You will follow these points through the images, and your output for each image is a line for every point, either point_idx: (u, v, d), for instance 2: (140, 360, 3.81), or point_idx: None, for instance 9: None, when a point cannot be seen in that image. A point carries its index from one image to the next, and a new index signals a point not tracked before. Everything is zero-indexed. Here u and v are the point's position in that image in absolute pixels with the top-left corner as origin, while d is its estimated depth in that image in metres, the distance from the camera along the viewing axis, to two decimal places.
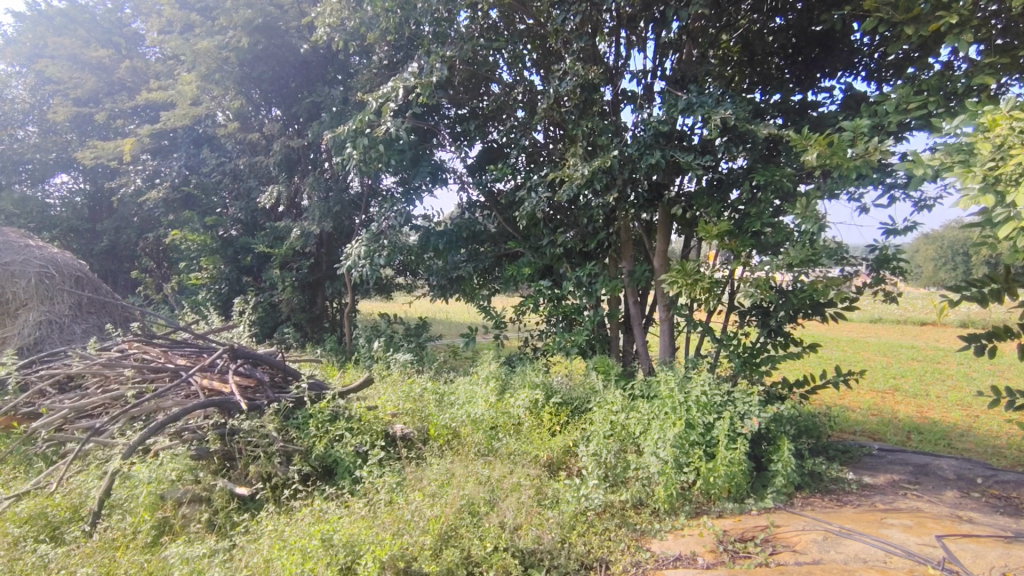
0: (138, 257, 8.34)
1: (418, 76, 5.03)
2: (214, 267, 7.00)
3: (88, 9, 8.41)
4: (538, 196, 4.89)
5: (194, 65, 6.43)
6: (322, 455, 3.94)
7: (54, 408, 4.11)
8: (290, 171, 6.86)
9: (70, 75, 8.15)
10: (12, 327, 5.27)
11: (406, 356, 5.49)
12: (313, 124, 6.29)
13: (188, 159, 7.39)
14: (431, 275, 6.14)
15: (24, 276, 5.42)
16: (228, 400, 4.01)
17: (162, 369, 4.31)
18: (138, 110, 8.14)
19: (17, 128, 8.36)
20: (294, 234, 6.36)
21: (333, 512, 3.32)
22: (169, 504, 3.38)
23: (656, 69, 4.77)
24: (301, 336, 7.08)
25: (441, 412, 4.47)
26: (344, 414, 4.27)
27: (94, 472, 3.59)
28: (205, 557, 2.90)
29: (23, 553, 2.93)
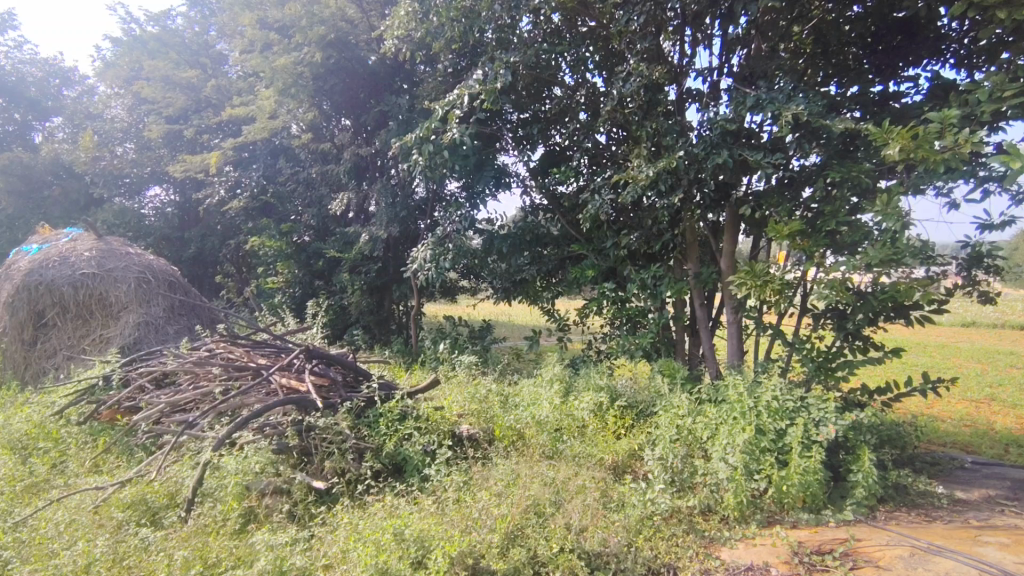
0: (221, 262, 8.75)
1: (483, 83, 5.13)
2: (289, 272, 7.38)
3: (178, 33, 9.18)
4: (602, 198, 4.90)
5: (272, 81, 6.75)
6: (392, 453, 4.08)
7: (152, 403, 4.47)
8: (359, 178, 7.14)
9: (161, 95, 8.59)
10: (115, 327, 5.72)
11: (471, 358, 5.59)
12: (382, 132, 6.54)
13: (266, 169, 7.84)
14: (495, 278, 6.25)
15: (125, 281, 5.88)
16: (305, 399, 4.21)
17: (245, 367, 4.60)
18: (222, 125, 8.61)
19: (116, 146, 9.09)
20: (364, 239, 6.63)
21: (405, 507, 3.44)
22: (253, 495, 3.59)
23: (723, 66, 4.66)
24: (370, 338, 7.34)
25: (506, 414, 4.56)
26: (412, 413, 4.42)
27: (188, 462, 3.86)
28: (287, 545, 3.08)
29: (128, 536, 3.19)
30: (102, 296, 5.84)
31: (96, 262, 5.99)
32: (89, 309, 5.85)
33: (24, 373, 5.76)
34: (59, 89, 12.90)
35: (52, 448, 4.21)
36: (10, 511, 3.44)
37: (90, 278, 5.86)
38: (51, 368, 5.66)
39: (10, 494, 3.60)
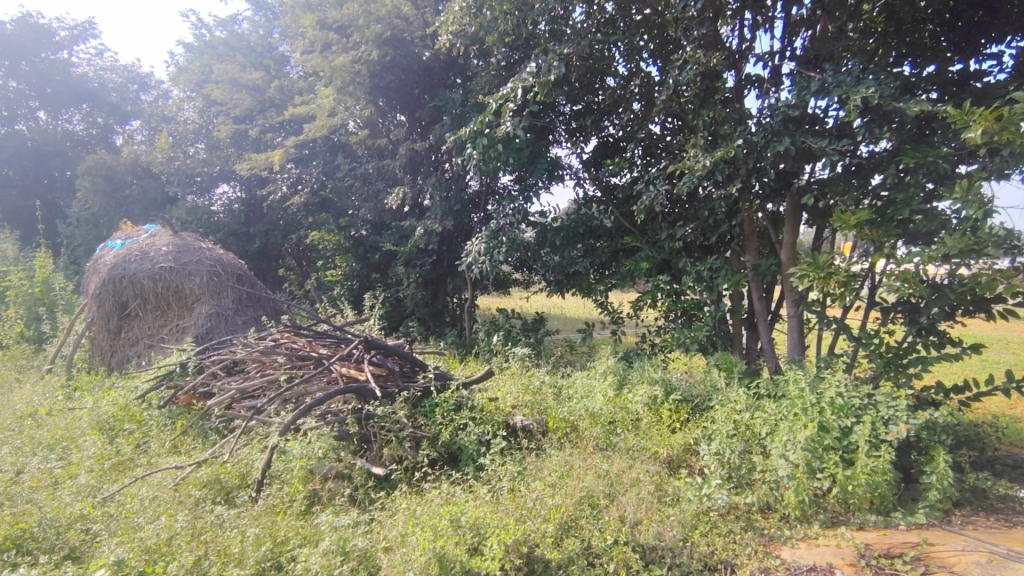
0: (283, 256, 9.13)
1: (536, 76, 5.13)
2: (347, 265, 7.60)
3: (245, 37, 9.59)
4: (656, 189, 4.83)
5: (331, 80, 6.97)
6: (448, 442, 4.17)
7: (225, 389, 4.73)
8: (415, 173, 7.27)
9: (231, 97, 9.06)
10: (189, 318, 6.08)
11: (525, 350, 5.63)
12: (436, 127, 6.64)
13: (325, 166, 8.10)
14: (548, 271, 6.26)
15: (198, 275, 6.23)
16: (365, 387, 4.35)
17: (308, 357, 4.80)
18: (285, 124, 8.95)
19: (189, 146, 9.61)
20: (419, 233, 6.77)
21: (461, 495, 3.52)
22: (317, 478, 3.76)
23: (785, 50, 4.49)
24: (425, 329, 7.50)
25: (560, 405, 4.59)
26: (467, 404, 4.52)
27: (257, 445, 4.07)
28: (349, 527, 3.21)
29: (205, 512, 3.41)
30: (178, 288, 6.20)
31: (172, 257, 6.36)
32: (166, 301, 6.23)
33: (109, 360, 6.18)
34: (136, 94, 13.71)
35: (136, 430, 4.52)
36: (101, 486, 3.73)
37: (167, 271, 6.23)
38: (134, 355, 6.05)
39: (100, 470, 3.90)
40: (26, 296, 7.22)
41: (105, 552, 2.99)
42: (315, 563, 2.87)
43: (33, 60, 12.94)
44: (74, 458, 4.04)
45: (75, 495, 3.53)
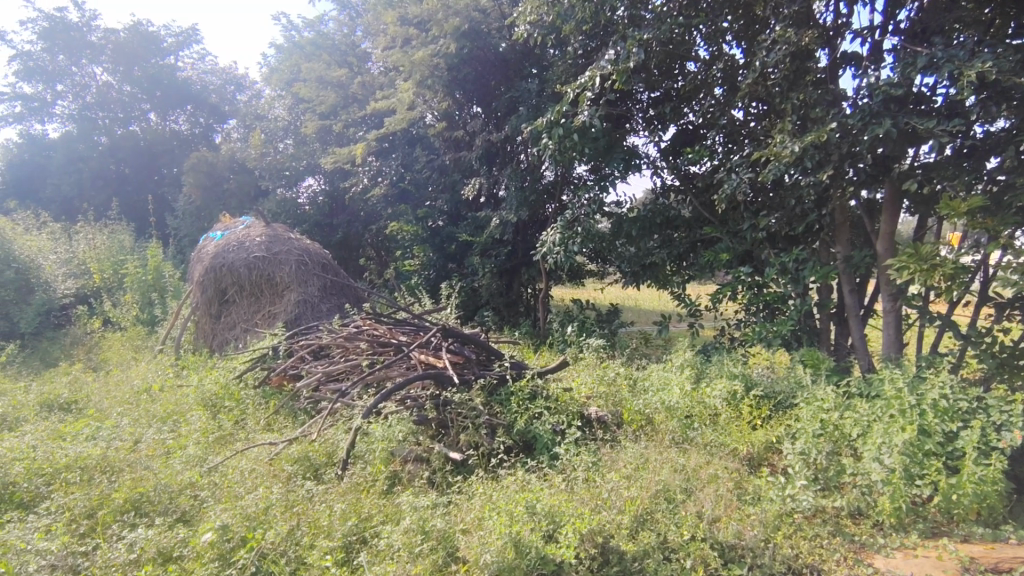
0: (365, 246, 9.54)
1: (614, 63, 5.05)
2: (425, 255, 7.84)
3: (330, 35, 9.95)
4: (739, 178, 4.65)
5: (411, 74, 7.14)
6: (523, 430, 4.23)
7: (313, 372, 5.02)
8: (490, 164, 7.33)
9: (317, 94, 9.44)
10: (280, 304, 6.47)
11: (599, 341, 5.60)
12: (512, 118, 6.67)
13: (404, 158, 8.36)
14: (623, 262, 6.19)
15: (288, 264, 6.61)
16: (443, 374, 4.49)
17: (389, 344, 5.00)
18: (366, 119, 9.25)
19: (279, 142, 10.15)
20: (494, 223, 6.86)
21: (536, 483, 3.58)
22: (397, 460, 3.91)
23: (887, 24, 4.18)
24: (499, 319, 7.61)
25: (635, 398, 4.60)
26: (542, 393, 4.61)
27: (342, 426, 4.28)
28: (429, 508, 3.34)
29: (296, 486, 3.65)
30: (270, 276, 6.61)
31: (265, 247, 6.78)
32: (260, 288, 6.66)
33: (211, 342, 6.68)
34: (234, 95, 14.89)
35: (235, 407, 4.87)
36: (206, 458, 4.06)
37: (260, 260, 6.66)
38: (232, 338, 6.50)
39: (206, 443, 4.24)
40: (140, 282, 7.92)
41: (212, 517, 3.26)
42: (397, 540, 3.01)
43: (145, 66, 14.01)
44: (183, 431, 4.42)
45: (185, 464, 3.86)
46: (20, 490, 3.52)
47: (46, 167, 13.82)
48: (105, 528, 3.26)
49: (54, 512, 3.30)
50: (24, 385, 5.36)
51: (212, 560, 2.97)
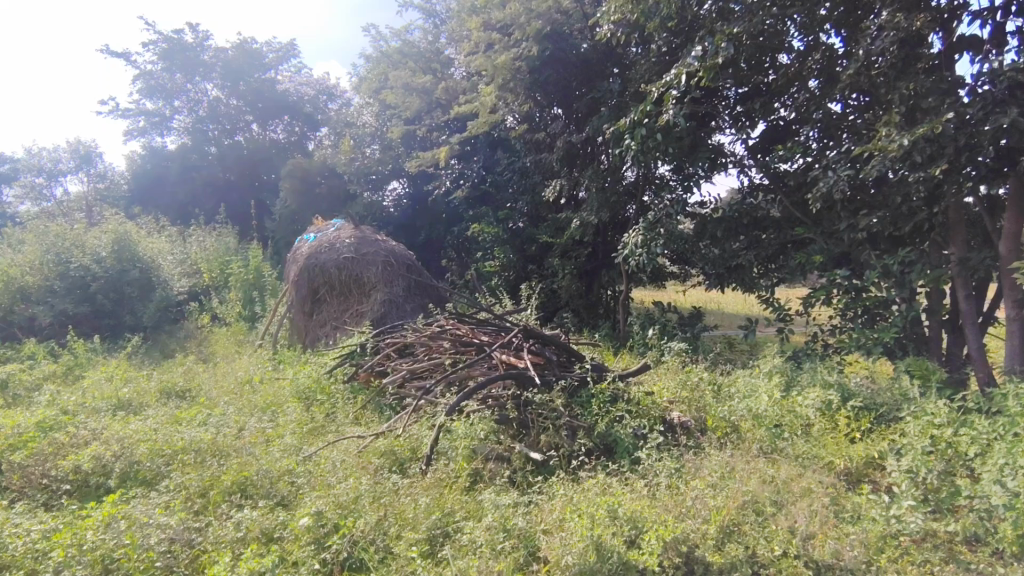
0: (446, 248, 9.81)
1: (701, 60, 4.91)
2: (504, 256, 7.97)
3: (416, 44, 10.13)
4: (836, 175, 4.38)
5: (493, 78, 7.25)
6: (604, 433, 4.20)
7: (398, 369, 5.21)
8: (571, 165, 7.26)
9: (404, 100, 9.67)
10: (367, 303, 6.76)
11: (682, 345, 5.45)
12: (593, 119, 6.64)
13: (486, 161, 8.52)
14: (707, 264, 5.99)
15: (375, 265, 6.91)
16: (524, 374, 4.55)
17: (471, 344, 5.12)
18: (449, 123, 9.49)
19: (366, 147, 10.63)
20: (574, 225, 6.86)
21: (618, 487, 3.55)
22: (479, 458, 3.99)
23: (1012, 4, 3.79)
24: (578, 321, 7.59)
25: (720, 405, 4.45)
26: (623, 396, 4.57)
27: (426, 423, 4.42)
28: (511, 507, 3.38)
29: (383, 479, 3.80)
30: (358, 276, 6.93)
31: (354, 248, 7.10)
32: (349, 288, 6.98)
33: (304, 338, 7.04)
34: (326, 104, 15.53)
35: (326, 400, 5.14)
36: (301, 447, 4.31)
37: (349, 261, 7.00)
38: (322, 335, 6.84)
39: (301, 433, 4.51)
40: (243, 281, 8.53)
41: (308, 503, 3.46)
42: (480, 536, 3.08)
43: (248, 80, 15.06)
44: (280, 421, 4.72)
45: (284, 452, 4.13)
46: (144, 468, 3.89)
47: (162, 175, 15.12)
48: (215, 508, 3.54)
49: (172, 490, 3.62)
50: (147, 374, 5.91)
51: (308, 543, 3.15)
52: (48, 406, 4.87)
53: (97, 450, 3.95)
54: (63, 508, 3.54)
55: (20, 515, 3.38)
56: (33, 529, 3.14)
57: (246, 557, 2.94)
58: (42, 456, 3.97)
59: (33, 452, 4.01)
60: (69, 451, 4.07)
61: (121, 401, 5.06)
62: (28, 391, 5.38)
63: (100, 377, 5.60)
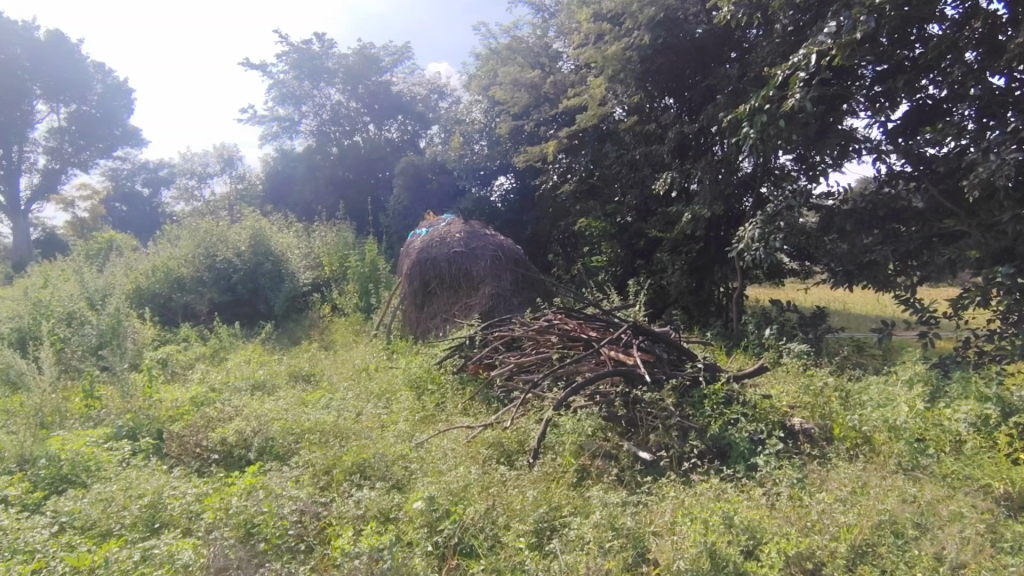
0: (552, 243, 9.84)
1: (835, 36, 4.52)
2: (612, 251, 8.08)
3: (524, 40, 10.12)
4: (1001, 159, 3.84)
5: (603, 70, 7.06)
6: (717, 436, 3.99)
7: (506, 362, 5.30)
8: (682, 157, 6.97)
9: (512, 95, 9.72)
10: (476, 296, 6.92)
11: (803, 347, 5.07)
12: (708, 107, 6.33)
13: (594, 155, 8.32)
14: (833, 261, 5.50)
15: (484, 258, 7.06)
16: (633, 371, 4.47)
17: (578, 339, 5.09)
18: (557, 117, 9.45)
19: (476, 144, 10.84)
20: (685, 218, 6.58)
21: (734, 493, 3.37)
22: (586, 455, 3.96)
23: None
24: (687, 318, 7.32)
25: (848, 413, 4.12)
26: (738, 399, 4.33)
27: (534, 416, 4.47)
28: (619, 505, 3.32)
29: (492, 469, 3.89)
30: (468, 270, 7.11)
31: (464, 242, 7.29)
32: (459, 281, 7.18)
33: (415, 329, 7.28)
34: (437, 103, 16.15)
35: (437, 390, 5.33)
36: (414, 433, 4.51)
37: (460, 255, 7.19)
38: (433, 327, 7.08)
39: (414, 421, 4.72)
40: (359, 274, 9.05)
41: (421, 487, 3.62)
42: (588, 533, 3.07)
43: (367, 84, 15.97)
44: (394, 408, 4.96)
45: (399, 438, 4.34)
46: (277, 444, 4.25)
47: (290, 175, 16.42)
48: (338, 485, 3.79)
49: (301, 466, 3.93)
50: (279, 358, 6.46)
51: (421, 526, 3.29)
52: (200, 383, 5.47)
53: (239, 425, 4.38)
54: (212, 475, 3.96)
55: (178, 479, 3.83)
56: (188, 491, 3.54)
57: (367, 534, 3.14)
58: (196, 427, 4.47)
59: (189, 424, 4.54)
60: (216, 424, 4.54)
61: (258, 381, 5.57)
62: (184, 369, 6.08)
63: (241, 359, 6.20)
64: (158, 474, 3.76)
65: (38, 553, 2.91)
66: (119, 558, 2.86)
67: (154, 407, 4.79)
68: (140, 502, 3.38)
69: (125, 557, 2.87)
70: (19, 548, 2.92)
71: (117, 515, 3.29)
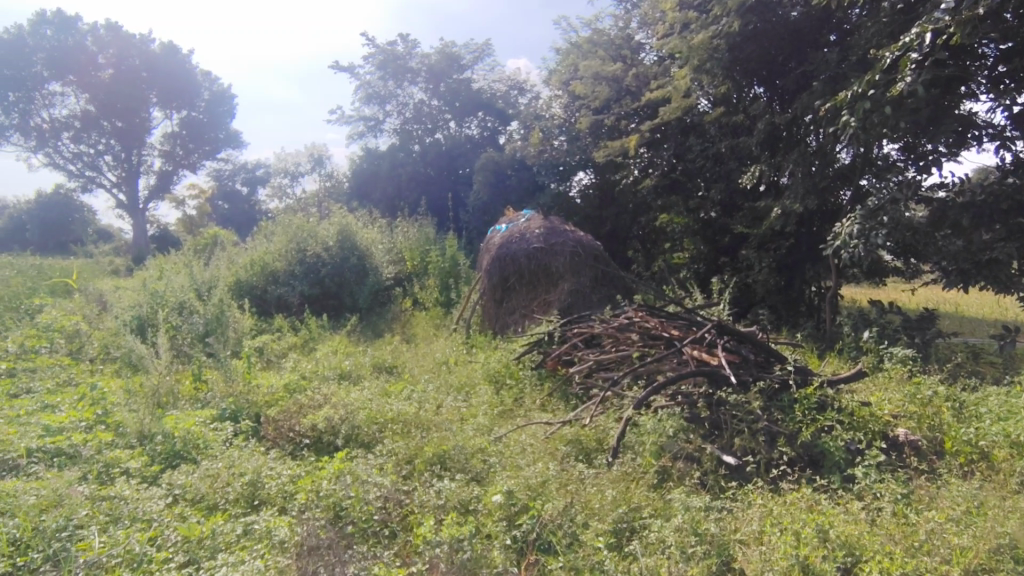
0: (632, 239, 9.66)
1: (954, 13, 4.24)
2: (695, 248, 7.86)
3: (606, 32, 9.94)
4: None
5: (688, 60, 6.81)
6: (809, 443, 3.76)
7: (585, 359, 5.27)
8: (773, 149, 6.61)
9: (592, 89, 9.59)
10: (555, 292, 6.96)
11: (908, 352, 4.69)
12: (803, 95, 5.97)
13: (677, 148, 8.10)
14: (944, 258, 5.07)
15: (563, 255, 7.07)
16: (718, 372, 4.31)
17: (659, 337, 4.96)
18: (638, 110, 9.24)
19: (555, 139, 10.80)
20: (774, 213, 6.24)
21: (829, 505, 3.18)
22: (667, 456, 3.84)
23: None
24: (776, 318, 6.96)
25: (963, 426, 3.79)
26: (833, 405, 4.06)
27: (613, 415, 4.41)
28: (702, 510, 3.21)
29: (570, 466, 3.87)
30: (547, 266, 7.16)
31: (543, 238, 7.29)
32: (538, 276, 7.22)
33: (493, 324, 7.34)
34: (517, 98, 16.22)
35: (515, 385, 5.36)
36: (492, 427, 4.56)
37: (539, 251, 7.22)
38: (512, 322, 7.13)
39: (493, 415, 4.77)
40: (439, 269, 9.25)
41: (500, 480, 3.66)
42: (670, 536, 2.98)
43: (448, 82, 16.31)
44: (473, 401, 5.04)
45: (478, 431, 4.41)
46: (362, 432, 4.44)
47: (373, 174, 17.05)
48: (419, 474, 3.90)
49: (386, 454, 4.08)
50: (363, 350, 6.72)
51: (501, 519, 3.32)
52: (292, 372, 5.80)
53: (328, 412, 4.61)
54: (304, 459, 4.19)
55: (274, 460, 4.07)
56: (283, 472, 3.76)
57: (448, 524, 3.21)
58: (289, 413, 4.74)
59: (283, 410, 4.82)
60: (307, 411, 4.79)
61: (343, 372, 5.83)
62: (277, 358, 6.45)
63: (329, 349, 6.51)
64: (257, 454, 4.02)
65: (155, 522, 3.18)
66: (223, 531, 3.10)
67: (253, 392, 5.13)
68: (240, 480, 3.63)
69: (230, 530, 3.11)
70: (138, 516, 3.20)
71: (223, 491, 3.55)
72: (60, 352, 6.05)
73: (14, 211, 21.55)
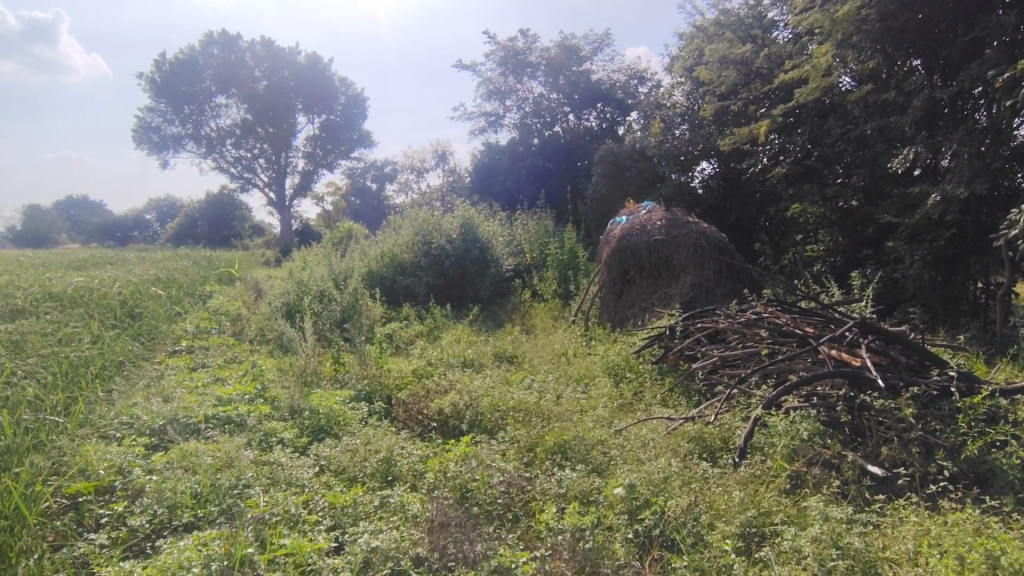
0: (760, 231, 9.16)
1: None
2: (832, 240, 7.29)
3: (735, 13, 9.44)
4: None
5: (830, 36, 6.29)
6: (975, 460, 3.36)
7: (709, 354, 5.07)
8: (931, 128, 5.93)
9: (717, 74, 9.15)
10: (676, 286, 6.73)
11: None
12: (973, 65, 5.30)
13: (813, 133, 7.55)
14: None
15: (686, 247, 6.84)
16: (861, 374, 3.91)
17: (792, 334, 4.66)
18: (769, 94, 8.62)
19: (676, 127, 10.46)
20: (932, 199, 5.58)
21: (1001, 530, 2.82)
22: (801, 461, 3.60)
23: None
24: (930, 317, 6.26)
25: None
26: (1007, 418, 3.62)
27: (740, 414, 4.21)
28: (844, 522, 2.99)
29: (694, 464, 3.75)
30: (668, 259, 6.97)
31: (665, 230, 7.11)
32: (658, 270, 7.05)
33: (612, 316, 7.24)
34: (637, 87, 16.00)
35: (635, 379, 5.29)
36: (613, 420, 4.54)
37: (661, 244, 7.03)
38: (631, 316, 6.98)
39: (613, 408, 4.75)
40: (558, 261, 9.33)
41: (622, 474, 3.64)
42: (806, 546, 2.80)
43: (567, 74, 16.33)
44: (593, 393, 5.05)
45: (598, 423, 4.42)
46: (486, 418, 4.60)
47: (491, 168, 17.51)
48: (542, 462, 3.99)
49: (508, 441, 4.21)
50: (484, 339, 6.95)
51: (623, 512, 3.30)
52: (420, 358, 6.14)
53: (454, 398, 4.83)
54: (433, 440, 4.44)
55: (405, 440, 4.34)
56: (414, 452, 4.00)
57: (569, 512, 3.24)
58: (418, 397, 5.03)
59: (413, 393, 5.13)
60: (435, 395, 5.06)
61: (467, 359, 6.07)
62: (406, 344, 6.85)
63: (452, 338, 6.81)
64: (390, 434, 4.31)
65: (307, 488, 3.53)
66: (364, 501, 3.37)
67: (386, 376, 5.51)
68: (377, 457, 3.91)
69: (369, 501, 3.37)
70: (293, 482, 3.58)
71: (361, 464, 3.85)
72: (227, 333, 6.87)
73: (189, 211, 24.77)
